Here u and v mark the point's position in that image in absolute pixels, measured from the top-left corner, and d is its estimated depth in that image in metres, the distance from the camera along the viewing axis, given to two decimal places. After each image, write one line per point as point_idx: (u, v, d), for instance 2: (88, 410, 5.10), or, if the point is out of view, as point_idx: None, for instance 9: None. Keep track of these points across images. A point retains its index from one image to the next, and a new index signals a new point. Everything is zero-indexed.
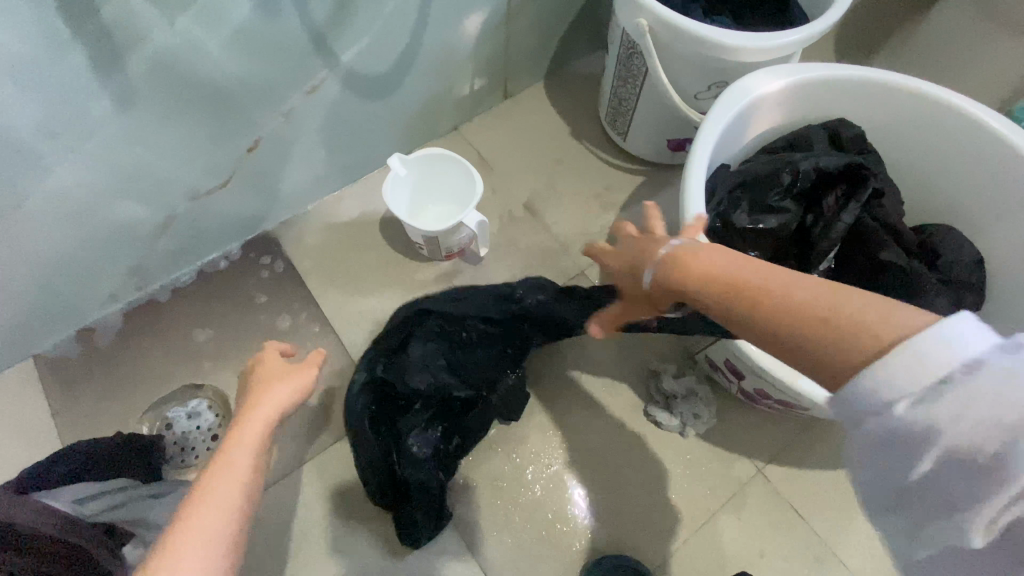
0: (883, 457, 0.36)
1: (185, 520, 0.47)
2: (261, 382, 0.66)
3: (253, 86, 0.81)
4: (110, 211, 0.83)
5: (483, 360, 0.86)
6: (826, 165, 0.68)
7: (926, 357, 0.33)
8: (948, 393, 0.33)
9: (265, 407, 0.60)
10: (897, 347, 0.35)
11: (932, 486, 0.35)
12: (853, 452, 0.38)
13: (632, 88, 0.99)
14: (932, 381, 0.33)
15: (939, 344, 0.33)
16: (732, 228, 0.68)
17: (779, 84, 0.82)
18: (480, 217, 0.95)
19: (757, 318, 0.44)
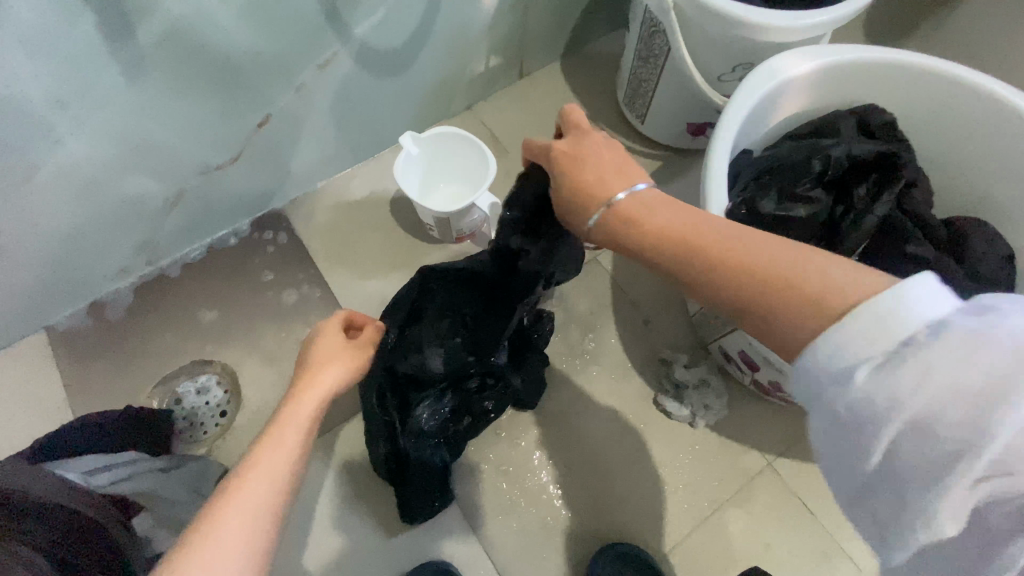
0: (845, 428, 0.35)
1: (229, 493, 0.47)
2: (318, 351, 0.63)
3: (264, 60, 0.79)
4: (121, 184, 0.82)
5: (484, 341, 0.79)
6: (857, 151, 0.65)
7: (895, 315, 0.33)
8: (908, 358, 0.32)
9: (325, 383, 0.58)
10: (854, 314, 0.34)
11: (895, 462, 0.33)
12: (818, 427, 0.37)
13: (653, 69, 0.96)
14: (893, 347, 0.33)
15: (901, 310, 0.33)
16: (759, 217, 0.65)
17: (808, 66, 0.78)
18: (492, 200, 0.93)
19: (716, 281, 0.42)
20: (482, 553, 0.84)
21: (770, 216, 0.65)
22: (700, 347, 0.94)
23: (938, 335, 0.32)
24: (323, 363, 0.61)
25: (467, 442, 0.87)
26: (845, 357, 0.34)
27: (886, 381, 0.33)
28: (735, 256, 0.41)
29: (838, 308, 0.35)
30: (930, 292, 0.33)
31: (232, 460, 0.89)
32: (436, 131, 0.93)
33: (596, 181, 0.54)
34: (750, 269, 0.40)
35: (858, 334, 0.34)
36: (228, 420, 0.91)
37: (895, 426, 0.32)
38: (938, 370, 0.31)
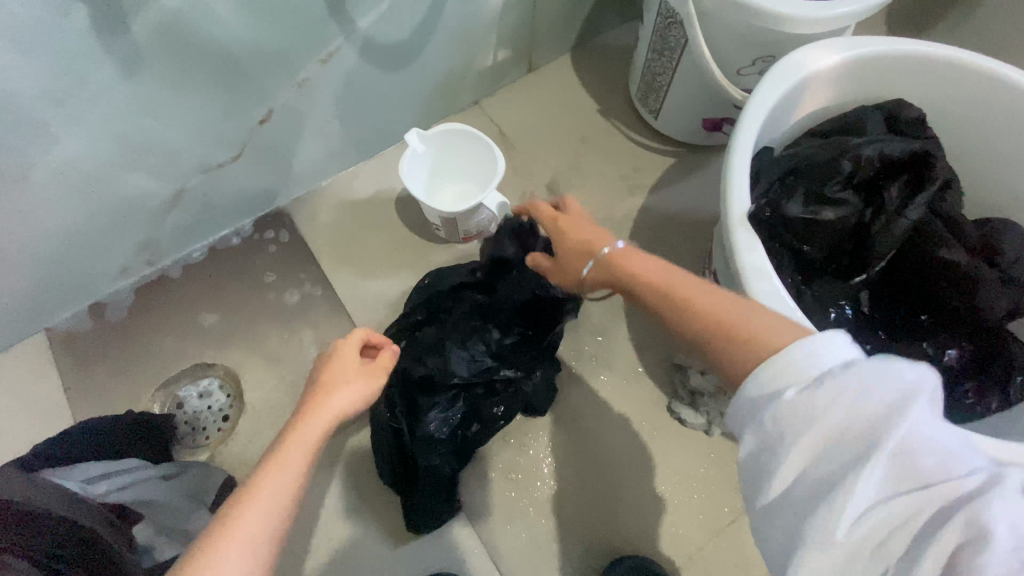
0: (765, 443, 0.38)
1: (228, 524, 0.45)
2: (327, 376, 0.59)
3: (264, 54, 0.77)
4: (119, 183, 0.80)
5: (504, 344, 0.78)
6: (890, 151, 0.62)
7: (812, 354, 0.38)
8: (822, 385, 0.37)
9: (326, 411, 0.54)
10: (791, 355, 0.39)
11: (803, 478, 0.37)
12: (746, 446, 0.40)
13: (668, 62, 0.92)
14: (812, 376, 0.38)
15: (820, 350, 0.38)
16: (784, 220, 0.62)
17: (834, 60, 0.75)
18: (501, 200, 0.90)
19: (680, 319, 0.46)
20: (490, 563, 0.82)
21: (797, 218, 0.62)
22: None
23: (846, 368, 0.37)
24: (333, 390, 0.57)
25: (476, 449, 0.85)
26: (770, 382, 0.39)
27: (801, 403, 0.37)
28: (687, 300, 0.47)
29: (765, 352, 0.40)
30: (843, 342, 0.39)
31: (235, 466, 0.87)
32: (444, 128, 0.90)
33: (589, 240, 0.62)
34: (697, 316, 0.45)
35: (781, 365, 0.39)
36: (230, 424, 0.89)
37: (801, 439, 0.37)
38: (843, 393, 0.36)
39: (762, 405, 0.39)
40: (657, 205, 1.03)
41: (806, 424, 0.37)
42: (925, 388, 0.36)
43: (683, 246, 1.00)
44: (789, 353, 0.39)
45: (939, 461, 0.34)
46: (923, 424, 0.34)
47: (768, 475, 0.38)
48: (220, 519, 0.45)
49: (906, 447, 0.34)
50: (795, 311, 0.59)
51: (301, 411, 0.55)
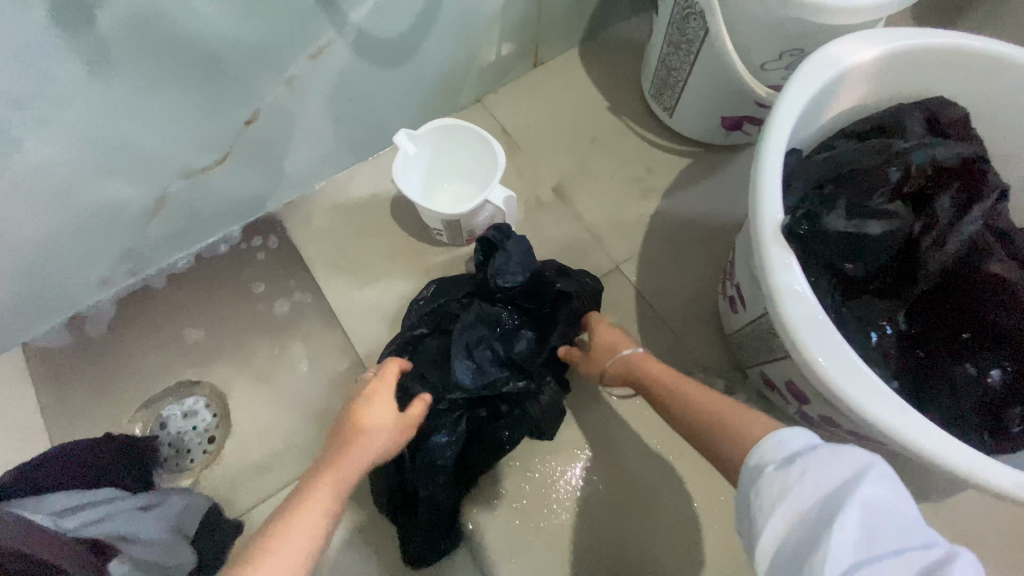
0: (754, 519, 0.39)
1: (260, 552, 0.42)
2: (365, 413, 0.58)
3: (248, 49, 0.70)
4: (94, 190, 0.74)
5: (507, 354, 0.75)
6: (942, 156, 0.57)
7: (786, 439, 0.41)
8: (796, 462, 0.39)
9: (362, 453, 0.53)
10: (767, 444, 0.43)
11: (784, 552, 0.37)
12: (744, 528, 0.41)
13: (686, 56, 0.85)
14: (787, 456, 0.40)
15: (791, 437, 0.42)
16: (823, 234, 0.56)
17: (872, 53, 0.67)
18: (506, 193, 0.84)
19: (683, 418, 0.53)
20: None
21: (840, 234, 0.56)
22: (738, 371, 0.85)
23: (814, 448, 0.39)
24: (370, 430, 0.56)
25: (478, 477, 0.79)
26: (758, 464, 0.42)
27: (778, 476, 0.39)
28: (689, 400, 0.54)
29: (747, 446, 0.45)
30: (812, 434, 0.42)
31: (222, 492, 0.81)
32: (440, 123, 0.83)
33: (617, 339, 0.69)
34: (695, 410, 0.52)
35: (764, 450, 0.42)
36: (217, 446, 0.84)
37: (780, 511, 0.38)
38: (811, 467, 0.38)
39: (749, 483, 0.41)
40: (672, 209, 0.96)
41: (782, 497, 0.38)
42: (880, 469, 0.38)
43: (700, 254, 0.93)
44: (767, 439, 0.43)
45: (897, 534, 0.35)
46: (880, 497, 0.36)
47: (755, 551, 0.38)
48: (249, 546, 0.43)
49: (870, 519, 0.35)
50: (829, 329, 0.53)
51: (338, 445, 0.54)
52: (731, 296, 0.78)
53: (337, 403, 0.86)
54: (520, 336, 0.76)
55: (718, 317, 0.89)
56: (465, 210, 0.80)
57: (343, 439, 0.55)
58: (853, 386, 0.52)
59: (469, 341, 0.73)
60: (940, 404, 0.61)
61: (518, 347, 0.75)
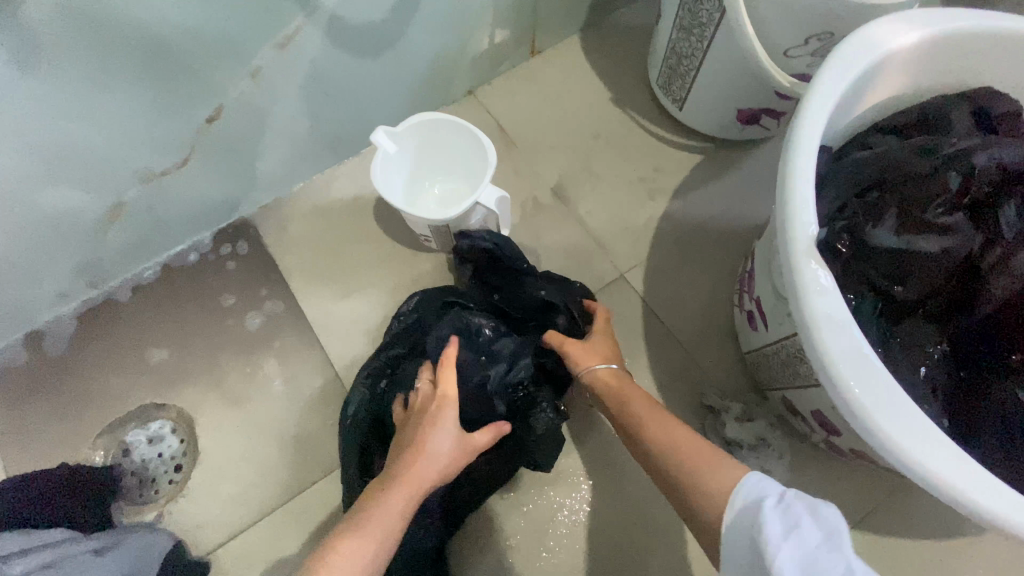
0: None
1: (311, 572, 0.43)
2: (426, 440, 0.53)
3: (205, 39, 0.62)
4: (39, 199, 0.67)
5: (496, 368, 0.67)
6: (1009, 159, 0.49)
7: (764, 483, 0.39)
8: (780, 507, 0.36)
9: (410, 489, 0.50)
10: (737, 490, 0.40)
11: None
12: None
13: (698, 42, 0.76)
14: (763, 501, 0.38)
15: (756, 482, 0.40)
16: (866, 251, 0.49)
17: (915, 37, 0.59)
18: (500, 193, 0.75)
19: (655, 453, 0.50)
20: None
21: (886, 251, 0.48)
22: (755, 393, 0.78)
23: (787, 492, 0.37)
24: (429, 459, 0.52)
25: (468, 512, 0.72)
26: (741, 513, 0.38)
27: (766, 523, 0.36)
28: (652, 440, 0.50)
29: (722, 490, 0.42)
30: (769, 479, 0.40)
31: (190, 526, 0.74)
32: (423, 116, 0.75)
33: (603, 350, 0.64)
34: (669, 444, 0.49)
35: (746, 498, 0.39)
36: (184, 476, 0.77)
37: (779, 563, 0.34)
38: (795, 511, 0.35)
39: (737, 534, 0.38)
40: (682, 212, 0.88)
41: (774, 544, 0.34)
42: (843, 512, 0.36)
43: (712, 262, 0.85)
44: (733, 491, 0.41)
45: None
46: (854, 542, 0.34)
47: None
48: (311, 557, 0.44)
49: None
50: (868, 357, 0.45)
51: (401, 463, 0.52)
52: (749, 311, 0.70)
53: (316, 427, 0.78)
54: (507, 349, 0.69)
55: (733, 332, 0.81)
56: (453, 215, 0.72)
57: (402, 464, 0.52)
58: (895, 426, 0.44)
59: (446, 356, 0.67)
60: (984, 442, 0.51)
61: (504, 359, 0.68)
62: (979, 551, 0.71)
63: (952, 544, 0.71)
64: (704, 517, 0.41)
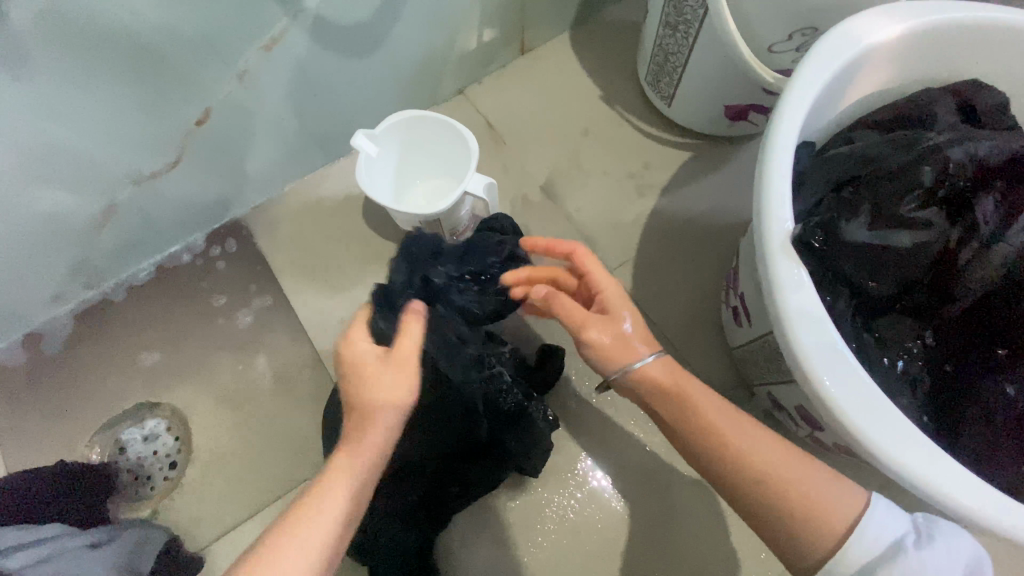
0: None
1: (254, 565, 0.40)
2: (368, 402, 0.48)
3: (191, 42, 0.63)
4: (32, 202, 0.68)
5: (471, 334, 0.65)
6: (986, 152, 0.49)
7: (898, 514, 0.43)
8: (930, 540, 0.41)
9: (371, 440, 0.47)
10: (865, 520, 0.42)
11: None
12: None
13: (683, 38, 0.76)
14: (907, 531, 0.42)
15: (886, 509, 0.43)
16: (841, 245, 0.48)
17: (898, 29, 0.58)
18: (486, 179, 0.76)
19: (722, 462, 0.46)
20: None
21: (861, 246, 0.48)
22: (743, 388, 0.78)
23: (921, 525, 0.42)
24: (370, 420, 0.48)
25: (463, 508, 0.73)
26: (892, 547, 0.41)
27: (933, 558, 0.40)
28: (750, 457, 0.45)
29: (835, 527, 0.42)
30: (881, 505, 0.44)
31: (185, 522, 0.76)
32: (415, 112, 0.76)
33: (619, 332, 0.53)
34: (746, 469, 0.45)
35: (885, 528, 0.42)
36: (179, 473, 0.78)
37: None
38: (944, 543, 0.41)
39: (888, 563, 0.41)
40: (671, 208, 0.88)
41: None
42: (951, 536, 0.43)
43: (701, 258, 0.85)
44: (859, 527, 0.42)
45: None
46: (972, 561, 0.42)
47: None
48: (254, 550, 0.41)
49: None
50: (844, 357, 0.45)
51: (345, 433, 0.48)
52: (734, 307, 0.70)
53: (308, 424, 0.80)
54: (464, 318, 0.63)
55: (722, 328, 0.81)
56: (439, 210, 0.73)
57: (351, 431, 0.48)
58: (872, 425, 0.44)
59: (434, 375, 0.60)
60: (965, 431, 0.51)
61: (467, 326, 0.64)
62: None
63: None
64: (815, 549, 0.43)
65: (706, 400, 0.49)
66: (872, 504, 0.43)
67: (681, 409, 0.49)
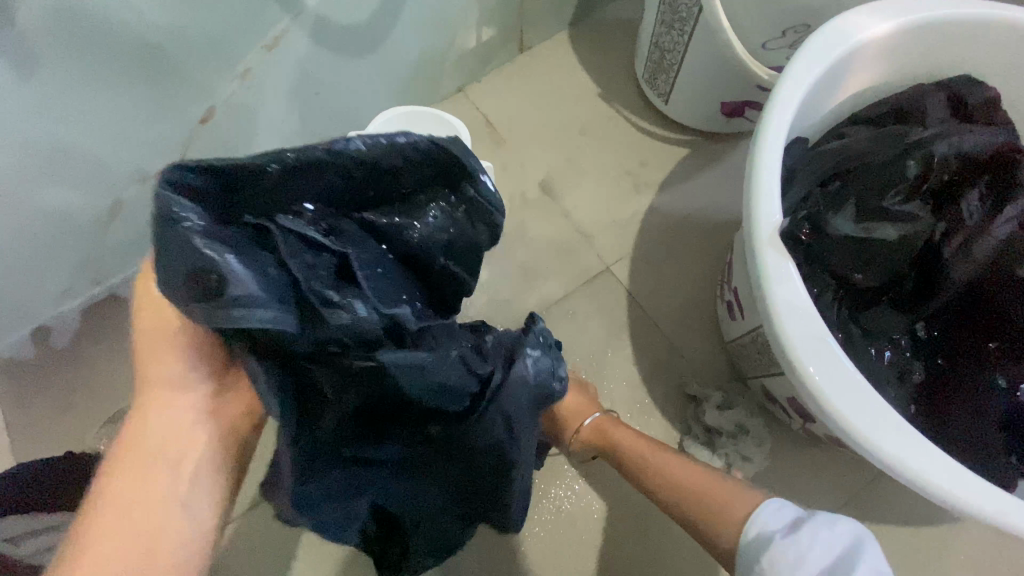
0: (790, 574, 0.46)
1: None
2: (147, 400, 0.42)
3: (193, 43, 0.64)
4: (39, 200, 0.69)
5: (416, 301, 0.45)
6: (970, 146, 0.50)
7: (779, 510, 0.51)
8: (801, 526, 0.48)
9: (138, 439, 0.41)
10: (753, 516, 0.52)
11: None
12: None
13: (678, 36, 0.77)
14: (788, 522, 0.49)
15: (773, 508, 0.51)
16: (828, 238, 0.49)
17: (888, 26, 0.59)
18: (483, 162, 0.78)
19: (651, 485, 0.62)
20: None
21: (848, 239, 0.49)
22: (738, 382, 0.79)
23: (804, 519, 0.49)
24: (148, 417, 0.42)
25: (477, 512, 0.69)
26: (761, 533, 0.50)
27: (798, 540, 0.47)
28: (666, 476, 0.61)
29: (735, 523, 0.53)
30: (778, 507, 0.52)
31: None
32: (438, 114, 0.78)
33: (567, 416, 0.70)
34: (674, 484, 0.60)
35: (763, 521, 0.51)
36: None
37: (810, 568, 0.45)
38: (816, 528, 0.47)
39: (759, 546, 0.49)
40: (667, 204, 0.89)
41: (801, 553, 0.46)
42: (844, 529, 0.48)
43: (697, 253, 0.86)
44: (750, 521, 0.52)
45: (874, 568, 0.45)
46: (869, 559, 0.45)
47: None
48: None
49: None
50: (831, 348, 0.46)
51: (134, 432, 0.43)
52: (729, 301, 0.71)
53: None
54: (371, 261, 0.42)
55: (717, 322, 0.82)
56: None
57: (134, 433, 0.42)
58: (858, 414, 0.44)
59: (396, 371, 0.40)
60: (953, 424, 0.52)
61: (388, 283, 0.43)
62: (956, 536, 0.72)
63: (931, 530, 0.73)
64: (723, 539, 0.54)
65: (632, 443, 0.65)
66: (761, 505, 0.52)
67: (608, 449, 0.67)
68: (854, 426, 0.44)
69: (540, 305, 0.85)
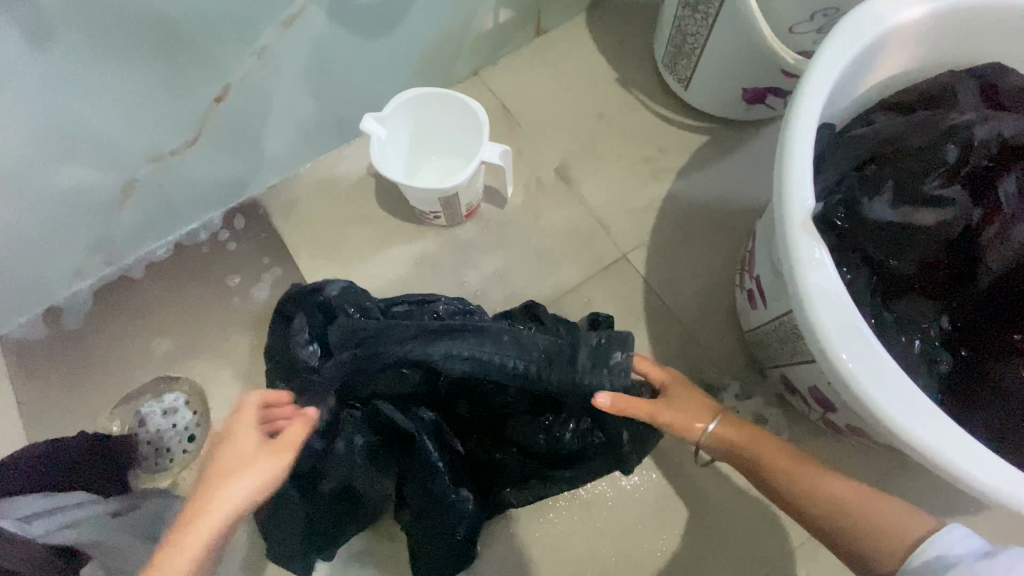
0: None
1: None
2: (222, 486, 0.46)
3: (213, 20, 0.63)
4: (53, 177, 0.68)
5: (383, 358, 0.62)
6: (1012, 132, 0.49)
7: (962, 538, 0.39)
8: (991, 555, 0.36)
9: (208, 516, 0.43)
10: (922, 546, 0.41)
11: None
12: None
13: (702, 19, 0.76)
14: (972, 550, 0.38)
15: (957, 537, 0.40)
16: (863, 223, 0.50)
17: (923, 9, 0.58)
18: (502, 147, 0.77)
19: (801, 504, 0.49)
20: None
21: (884, 223, 0.50)
22: (755, 371, 0.78)
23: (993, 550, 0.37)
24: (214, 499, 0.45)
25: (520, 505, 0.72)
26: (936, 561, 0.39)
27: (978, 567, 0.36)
28: (817, 492, 0.48)
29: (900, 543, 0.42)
30: (964, 537, 0.39)
31: None
32: (459, 97, 0.76)
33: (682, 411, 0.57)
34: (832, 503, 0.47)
35: (939, 547, 0.40)
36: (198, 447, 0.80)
37: None
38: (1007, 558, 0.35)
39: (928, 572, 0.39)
40: (685, 192, 0.88)
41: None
42: None
43: (715, 241, 0.85)
44: (924, 544, 0.41)
45: None
46: None
47: None
48: None
49: None
50: (862, 335, 0.45)
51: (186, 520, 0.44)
52: (750, 289, 0.71)
53: None
54: (349, 345, 0.63)
55: (734, 311, 0.82)
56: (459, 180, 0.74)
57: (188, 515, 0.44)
58: (891, 399, 0.44)
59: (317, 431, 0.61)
60: (981, 416, 0.51)
61: (371, 345, 0.62)
62: (971, 529, 0.72)
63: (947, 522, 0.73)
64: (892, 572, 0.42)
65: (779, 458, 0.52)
66: (946, 531, 0.41)
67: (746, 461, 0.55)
68: (887, 411, 0.44)
69: (556, 291, 0.85)
